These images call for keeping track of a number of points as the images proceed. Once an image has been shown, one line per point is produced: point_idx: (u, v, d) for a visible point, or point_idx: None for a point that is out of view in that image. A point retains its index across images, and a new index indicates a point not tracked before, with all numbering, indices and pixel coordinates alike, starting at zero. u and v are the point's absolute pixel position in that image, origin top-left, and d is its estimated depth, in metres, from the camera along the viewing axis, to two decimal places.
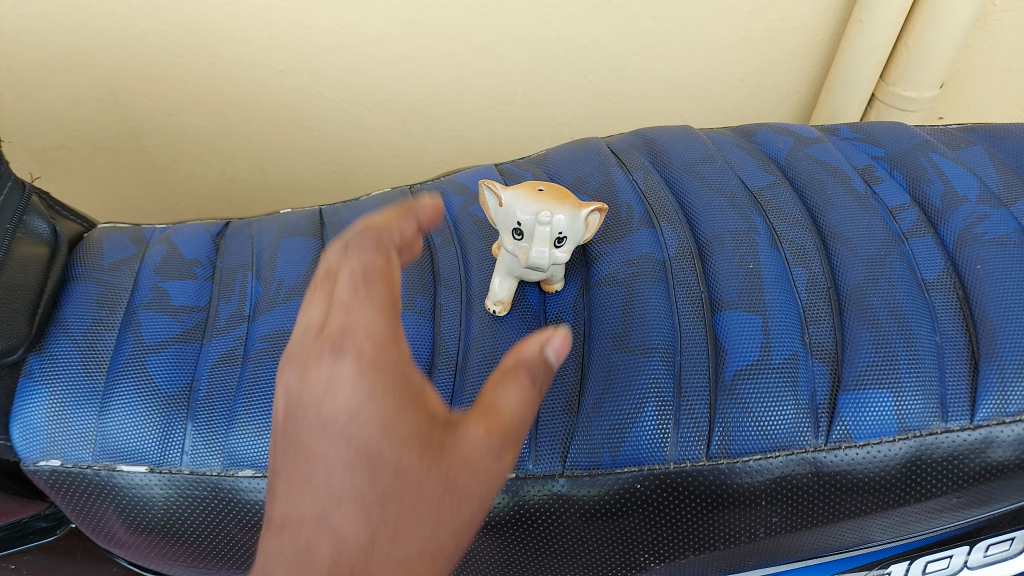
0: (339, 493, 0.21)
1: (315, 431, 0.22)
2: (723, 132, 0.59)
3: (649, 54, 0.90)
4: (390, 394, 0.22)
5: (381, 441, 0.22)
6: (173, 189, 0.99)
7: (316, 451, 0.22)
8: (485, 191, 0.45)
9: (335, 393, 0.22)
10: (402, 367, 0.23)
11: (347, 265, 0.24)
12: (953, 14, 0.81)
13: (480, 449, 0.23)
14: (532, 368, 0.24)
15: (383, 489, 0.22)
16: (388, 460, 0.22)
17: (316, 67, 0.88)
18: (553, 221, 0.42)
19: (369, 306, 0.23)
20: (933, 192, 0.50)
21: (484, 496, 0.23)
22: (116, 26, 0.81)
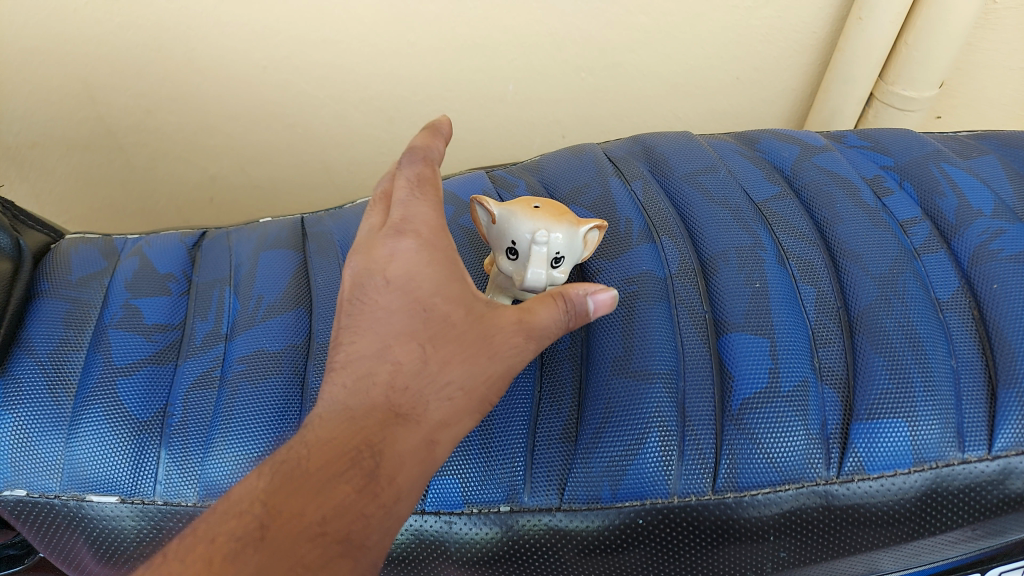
0: (402, 329, 0.34)
1: (381, 288, 0.35)
2: (726, 139, 0.57)
3: (644, 51, 0.87)
4: (440, 268, 0.35)
5: (433, 301, 0.34)
6: (152, 188, 0.96)
7: (386, 301, 0.34)
8: (477, 208, 0.42)
9: (398, 262, 0.35)
10: (448, 254, 0.35)
11: (407, 177, 0.38)
12: (955, 13, 0.78)
13: (527, 331, 0.35)
14: (578, 303, 0.36)
15: (432, 330, 0.34)
16: (438, 313, 0.34)
17: (298, 62, 0.85)
18: (550, 239, 0.39)
19: (424, 209, 0.37)
20: (946, 205, 0.47)
21: (510, 353, 0.35)
22: (89, 20, 0.78)
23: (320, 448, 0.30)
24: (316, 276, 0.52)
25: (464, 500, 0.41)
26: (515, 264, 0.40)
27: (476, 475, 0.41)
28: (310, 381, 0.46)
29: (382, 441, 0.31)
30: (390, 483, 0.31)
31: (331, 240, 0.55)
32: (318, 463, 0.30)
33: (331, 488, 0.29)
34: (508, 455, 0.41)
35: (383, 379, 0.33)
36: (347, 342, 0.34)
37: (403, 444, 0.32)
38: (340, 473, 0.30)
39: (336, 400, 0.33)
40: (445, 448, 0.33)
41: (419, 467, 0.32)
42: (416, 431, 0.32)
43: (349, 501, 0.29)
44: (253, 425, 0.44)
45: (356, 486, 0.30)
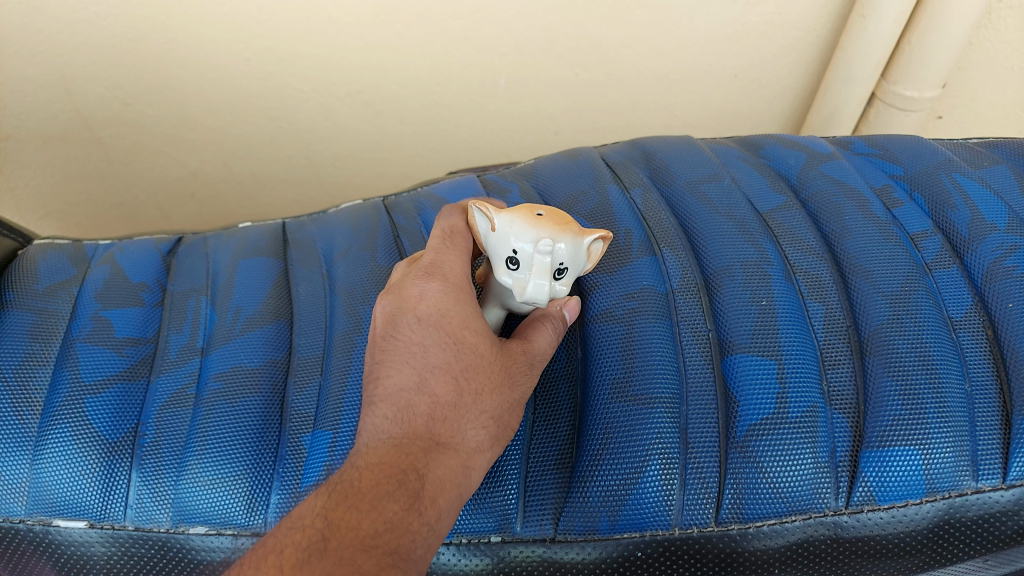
0: (437, 362, 0.34)
1: (413, 325, 0.35)
2: (728, 144, 0.55)
3: (639, 46, 0.85)
4: (468, 305, 0.36)
5: (463, 334, 0.35)
6: (131, 182, 0.93)
7: (420, 337, 0.35)
8: (475, 214, 0.38)
9: (428, 302, 0.35)
10: (474, 295, 0.36)
11: (441, 227, 0.39)
12: (958, 12, 0.77)
13: (531, 360, 0.36)
14: (558, 319, 0.39)
15: (464, 362, 0.34)
16: (467, 346, 0.34)
17: (281, 55, 0.82)
18: (556, 250, 0.35)
19: (455, 255, 0.38)
20: (958, 218, 0.45)
21: (522, 382, 0.36)
22: (61, 8, 0.74)
23: (369, 468, 0.31)
24: (298, 286, 0.50)
25: (453, 531, 0.39)
26: (516, 274, 0.36)
27: (466, 505, 0.39)
28: (291, 400, 0.43)
29: (426, 465, 0.32)
30: (432, 503, 0.31)
31: (314, 248, 0.52)
32: (369, 483, 0.30)
33: (381, 504, 0.30)
34: (501, 483, 0.39)
35: (423, 410, 0.33)
36: (382, 378, 0.35)
37: (444, 468, 0.32)
38: (388, 492, 0.30)
39: (378, 430, 0.33)
40: (478, 474, 0.34)
41: (457, 490, 0.32)
42: (455, 456, 0.33)
43: (398, 516, 0.30)
44: (230, 447, 0.42)
45: (404, 503, 0.30)
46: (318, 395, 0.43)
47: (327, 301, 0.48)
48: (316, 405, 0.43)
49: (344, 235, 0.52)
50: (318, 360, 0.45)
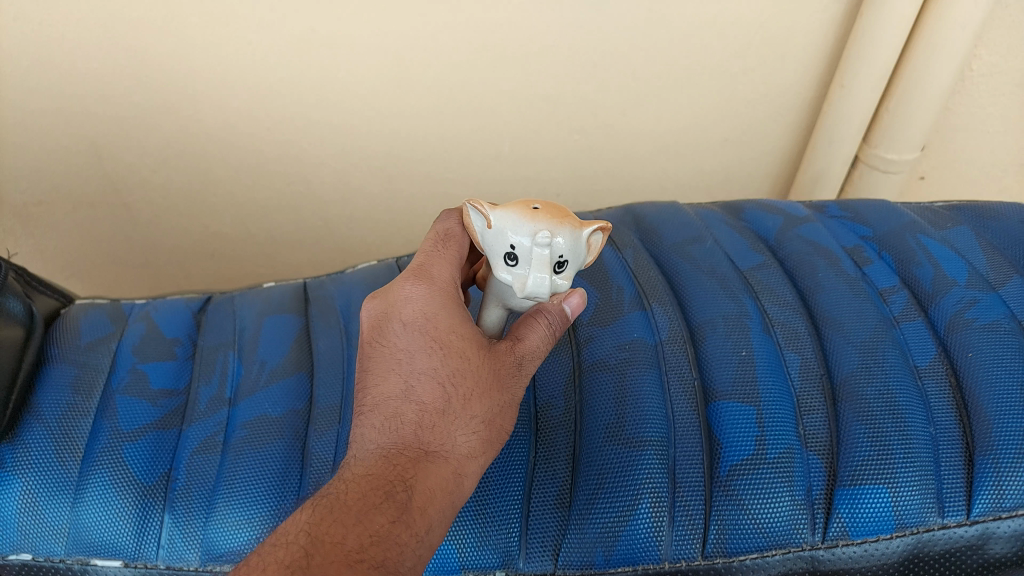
0: (423, 370, 0.38)
1: (400, 329, 0.40)
2: (712, 208, 0.59)
3: (635, 113, 0.91)
4: (452, 307, 0.40)
5: (449, 338, 0.39)
6: (155, 242, 0.98)
7: (406, 342, 0.39)
8: (472, 211, 0.41)
9: (414, 306, 0.40)
10: (459, 299, 0.41)
11: (436, 231, 0.44)
12: (931, 81, 0.83)
13: (520, 358, 0.40)
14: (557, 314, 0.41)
15: (451, 366, 0.38)
16: (454, 349, 0.38)
17: (303, 124, 0.88)
18: (555, 240, 0.38)
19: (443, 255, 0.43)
20: (922, 274, 0.50)
21: (509, 383, 0.39)
22: (99, 83, 0.81)
23: (359, 480, 0.35)
24: (318, 340, 0.54)
25: (461, 566, 0.42)
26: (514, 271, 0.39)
27: (472, 541, 0.42)
28: (311, 446, 0.47)
29: (414, 476, 0.35)
30: (420, 514, 0.35)
31: (332, 304, 0.57)
32: (358, 496, 0.34)
33: (369, 518, 0.33)
34: (505, 522, 0.42)
35: (413, 416, 0.37)
36: (372, 384, 0.39)
37: (433, 476, 0.36)
38: (376, 505, 0.33)
39: (369, 440, 0.37)
40: (469, 478, 0.37)
41: (447, 496, 0.36)
42: (443, 465, 0.36)
43: (385, 528, 0.33)
44: (256, 490, 0.45)
45: (391, 516, 0.33)
46: (336, 441, 0.47)
47: (344, 353, 0.52)
48: (335, 450, 0.46)
49: (360, 293, 0.57)
50: (336, 409, 0.48)
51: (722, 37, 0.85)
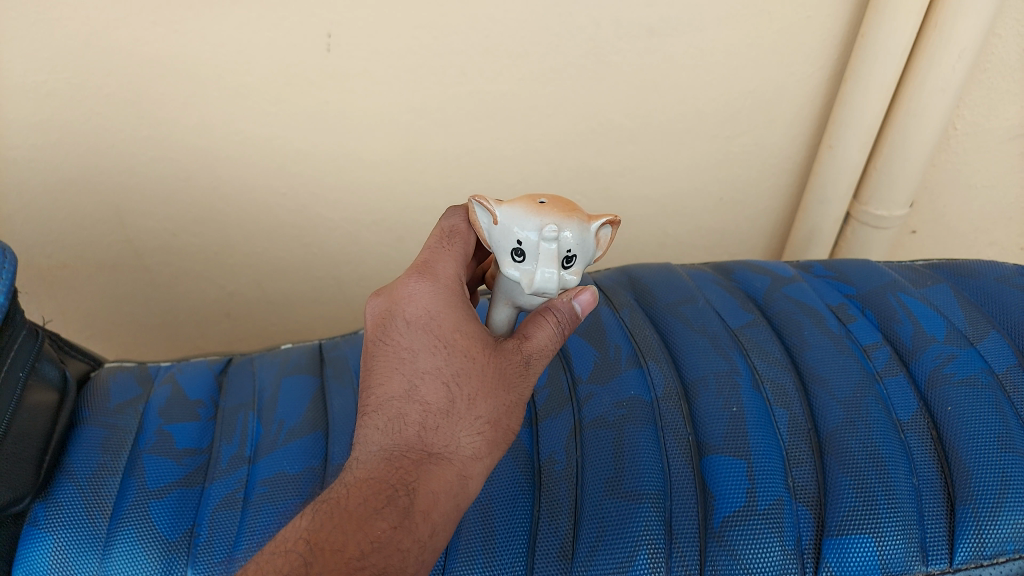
0: (428, 371, 0.44)
1: (405, 327, 0.45)
2: (704, 269, 0.63)
3: (631, 176, 0.97)
4: (455, 306, 0.46)
5: (453, 338, 0.44)
6: (173, 303, 1.03)
7: (410, 340, 0.44)
8: (484, 207, 0.47)
9: (419, 307, 0.45)
10: (461, 299, 0.46)
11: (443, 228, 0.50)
12: (915, 141, 0.88)
13: (527, 356, 0.46)
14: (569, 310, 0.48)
15: (455, 367, 0.43)
16: (458, 349, 0.44)
17: (317, 190, 0.94)
18: (562, 234, 0.44)
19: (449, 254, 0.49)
20: (903, 331, 0.53)
21: (514, 379, 0.45)
22: (127, 155, 0.89)
23: (364, 482, 0.40)
24: (333, 400, 0.57)
25: None
26: (523, 266, 0.45)
27: None
28: None
29: (416, 478, 0.41)
30: (423, 514, 0.40)
31: (346, 365, 0.61)
32: (363, 500, 0.39)
33: (373, 521, 0.39)
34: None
35: (417, 416, 0.43)
36: (378, 382, 0.44)
37: (435, 471, 0.42)
38: (379, 507, 0.39)
39: (375, 439, 0.43)
40: (469, 473, 0.43)
41: (448, 493, 0.41)
42: (446, 462, 0.42)
43: (388, 529, 0.39)
44: None
45: (392, 519, 0.39)
46: None
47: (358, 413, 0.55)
48: None
49: None
50: None
51: (710, 102, 0.91)
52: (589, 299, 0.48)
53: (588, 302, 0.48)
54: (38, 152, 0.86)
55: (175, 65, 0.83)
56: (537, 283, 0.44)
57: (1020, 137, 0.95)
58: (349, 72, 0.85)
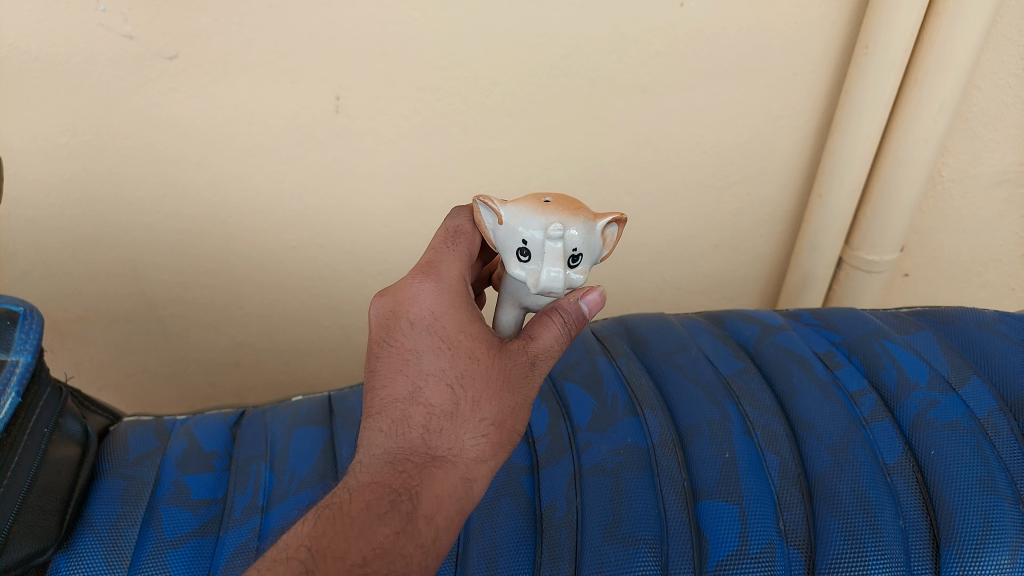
0: (432, 372, 0.49)
1: (410, 327, 0.51)
2: (698, 318, 0.67)
3: (629, 225, 1.00)
4: (457, 307, 0.51)
5: (457, 339, 0.49)
6: (183, 354, 1.05)
7: (415, 340, 0.50)
8: (493, 207, 0.53)
9: (423, 309, 0.51)
10: (465, 302, 0.51)
11: (448, 231, 0.56)
12: (902, 189, 0.91)
13: (530, 357, 0.51)
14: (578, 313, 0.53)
15: (459, 369, 0.49)
16: (462, 350, 0.49)
17: (325, 243, 0.99)
18: (567, 234, 0.50)
19: (451, 254, 0.55)
20: (887, 377, 0.57)
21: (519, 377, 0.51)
22: (142, 212, 0.93)
23: (372, 483, 0.45)
24: (343, 450, 0.60)
25: None
26: (529, 265, 0.51)
27: None
28: None
29: (419, 480, 0.46)
30: (426, 518, 0.45)
31: (354, 415, 0.63)
32: (369, 501, 0.44)
33: (379, 522, 0.43)
34: None
35: (422, 416, 0.48)
36: (384, 381, 0.49)
37: (438, 469, 0.46)
38: (383, 510, 0.44)
39: (380, 438, 0.48)
40: (470, 470, 0.48)
41: (451, 490, 0.46)
42: (447, 460, 0.47)
43: (392, 531, 0.43)
44: None
45: (395, 522, 0.43)
46: None
47: None
48: None
49: None
50: None
51: (702, 154, 0.95)
52: (597, 298, 0.54)
53: (596, 301, 0.54)
54: (55, 208, 0.90)
55: (190, 127, 0.88)
56: (543, 284, 0.49)
57: (1006, 182, 0.98)
58: (356, 131, 0.91)
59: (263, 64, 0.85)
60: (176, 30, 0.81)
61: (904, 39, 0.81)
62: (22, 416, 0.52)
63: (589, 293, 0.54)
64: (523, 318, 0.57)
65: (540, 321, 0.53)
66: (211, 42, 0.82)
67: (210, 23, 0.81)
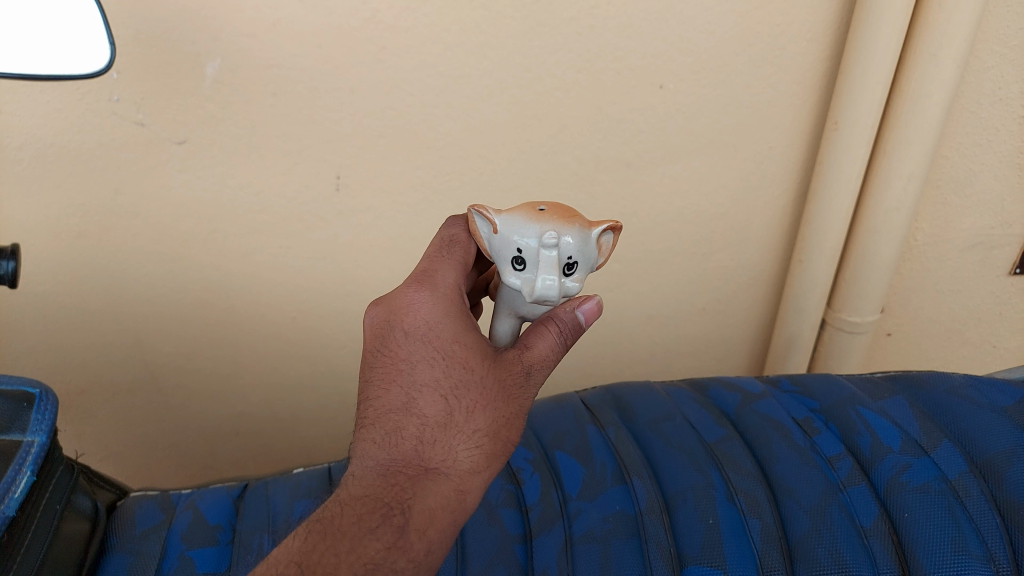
0: (427, 384, 0.53)
1: (405, 337, 0.54)
2: (682, 386, 0.73)
3: (618, 291, 1.04)
4: (452, 316, 0.55)
5: (452, 349, 0.53)
6: (184, 424, 1.08)
7: (410, 350, 0.54)
8: (490, 216, 0.57)
9: (418, 319, 0.55)
10: (460, 311, 0.56)
11: (444, 239, 0.61)
12: (879, 254, 0.95)
13: (527, 367, 0.55)
14: (571, 320, 0.57)
15: (454, 380, 0.53)
16: (458, 360, 0.53)
17: (325, 312, 1.03)
18: (562, 242, 0.54)
19: (446, 264, 0.59)
20: (862, 442, 0.62)
21: (517, 386, 0.55)
22: (146, 287, 0.96)
23: (366, 496, 0.49)
24: None
25: None
26: (524, 274, 0.55)
27: None
28: None
29: (412, 492, 0.49)
30: (418, 531, 0.48)
31: None
32: (362, 514, 0.48)
33: (373, 534, 0.47)
34: None
35: (417, 426, 0.52)
36: (379, 391, 0.53)
37: (432, 479, 0.50)
38: (376, 524, 0.47)
39: (375, 449, 0.51)
40: (466, 480, 0.51)
41: (446, 499, 0.50)
42: (440, 470, 0.51)
43: (386, 543, 0.47)
44: None
45: (390, 534, 0.47)
46: None
47: None
48: None
49: None
50: None
51: (686, 223, 1.00)
52: (594, 307, 0.58)
53: (593, 310, 0.58)
54: (64, 282, 0.93)
55: (196, 207, 0.92)
56: (539, 292, 0.53)
57: (979, 245, 1.03)
58: (355, 208, 0.95)
59: (268, 147, 0.90)
60: (186, 117, 0.86)
61: (871, 116, 0.86)
62: (36, 494, 0.55)
63: (586, 302, 0.58)
64: (519, 324, 0.61)
65: (539, 330, 0.57)
66: (219, 127, 0.87)
67: (218, 110, 0.86)
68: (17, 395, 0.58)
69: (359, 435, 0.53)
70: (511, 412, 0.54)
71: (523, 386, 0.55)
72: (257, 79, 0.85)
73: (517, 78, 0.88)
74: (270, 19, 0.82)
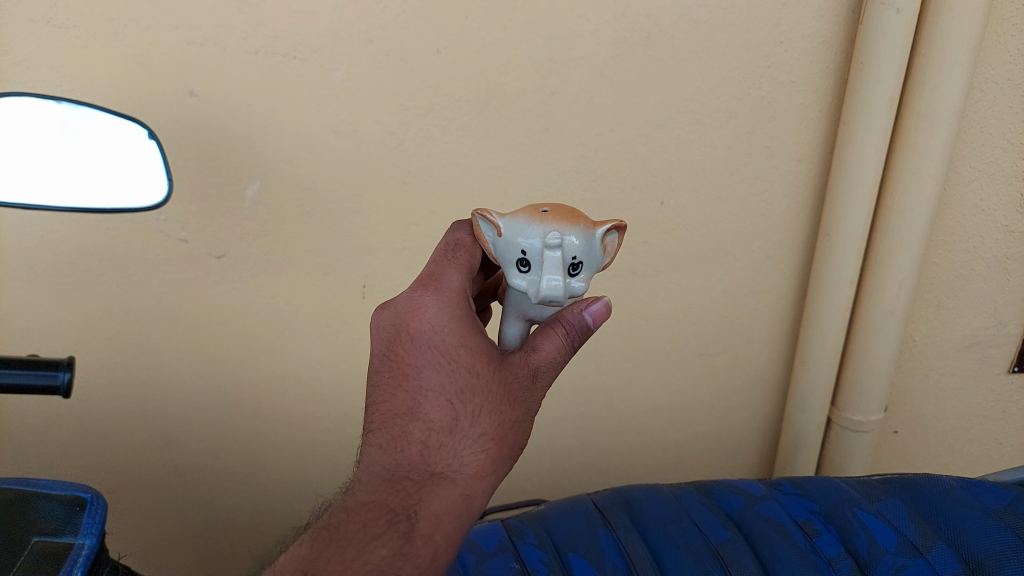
0: (433, 391, 0.57)
1: (411, 342, 0.58)
2: (688, 488, 0.77)
3: (628, 389, 1.08)
4: (458, 320, 0.59)
5: (458, 354, 0.57)
6: (207, 521, 1.11)
7: (417, 356, 0.58)
8: (495, 220, 0.63)
9: (425, 324, 0.58)
10: (466, 317, 0.59)
11: (453, 243, 0.67)
12: (877, 356, 0.99)
13: (534, 370, 0.60)
14: (580, 322, 0.62)
15: (459, 386, 0.57)
16: (464, 366, 0.57)
17: (347, 412, 1.07)
18: (565, 242, 0.60)
19: (452, 268, 0.63)
20: (860, 543, 0.66)
21: (524, 389, 0.59)
22: (179, 389, 1.02)
23: (374, 502, 0.54)
24: None
25: None
26: (529, 274, 0.61)
27: None
28: None
29: (418, 498, 0.54)
30: (424, 536, 0.53)
31: None
32: (369, 521, 0.53)
33: (379, 539, 0.52)
34: None
35: (424, 431, 0.56)
36: (386, 398, 0.58)
37: (438, 484, 0.54)
38: (382, 531, 0.52)
39: (380, 455, 0.56)
40: (471, 483, 0.55)
41: (452, 502, 0.54)
42: (446, 476, 0.55)
43: (391, 546, 0.52)
44: None
45: (396, 537, 0.52)
46: None
47: None
48: None
49: None
50: None
51: (691, 325, 1.05)
52: (602, 308, 0.62)
53: (602, 311, 0.62)
54: (101, 385, 0.99)
55: (229, 314, 0.99)
56: (545, 291, 0.59)
57: (976, 344, 1.07)
58: None
59: (299, 259, 0.97)
60: (225, 234, 0.94)
61: (860, 227, 0.93)
62: None
63: (595, 303, 0.63)
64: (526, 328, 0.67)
65: (550, 331, 0.62)
66: (254, 243, 0.95)
67: (255, 227, 0.94)
68: (70, 500, 0.65)
69: (368, 438, 0.57)
70: (515, 416, 0.58)
71: (528, 388, 0.59)
72: (293, 199, 0.93)
73: (531, 195, 0.96)
74: (307, 147, 0.91)
